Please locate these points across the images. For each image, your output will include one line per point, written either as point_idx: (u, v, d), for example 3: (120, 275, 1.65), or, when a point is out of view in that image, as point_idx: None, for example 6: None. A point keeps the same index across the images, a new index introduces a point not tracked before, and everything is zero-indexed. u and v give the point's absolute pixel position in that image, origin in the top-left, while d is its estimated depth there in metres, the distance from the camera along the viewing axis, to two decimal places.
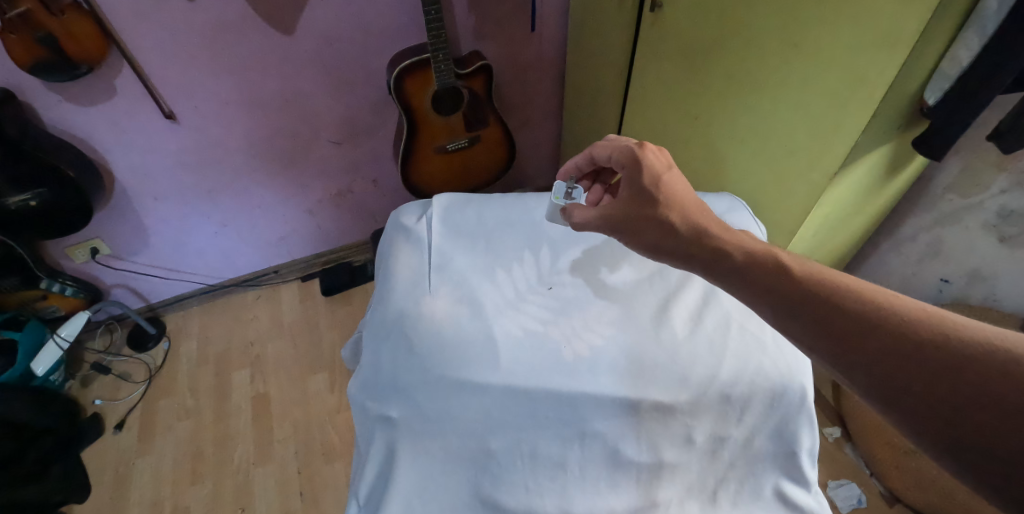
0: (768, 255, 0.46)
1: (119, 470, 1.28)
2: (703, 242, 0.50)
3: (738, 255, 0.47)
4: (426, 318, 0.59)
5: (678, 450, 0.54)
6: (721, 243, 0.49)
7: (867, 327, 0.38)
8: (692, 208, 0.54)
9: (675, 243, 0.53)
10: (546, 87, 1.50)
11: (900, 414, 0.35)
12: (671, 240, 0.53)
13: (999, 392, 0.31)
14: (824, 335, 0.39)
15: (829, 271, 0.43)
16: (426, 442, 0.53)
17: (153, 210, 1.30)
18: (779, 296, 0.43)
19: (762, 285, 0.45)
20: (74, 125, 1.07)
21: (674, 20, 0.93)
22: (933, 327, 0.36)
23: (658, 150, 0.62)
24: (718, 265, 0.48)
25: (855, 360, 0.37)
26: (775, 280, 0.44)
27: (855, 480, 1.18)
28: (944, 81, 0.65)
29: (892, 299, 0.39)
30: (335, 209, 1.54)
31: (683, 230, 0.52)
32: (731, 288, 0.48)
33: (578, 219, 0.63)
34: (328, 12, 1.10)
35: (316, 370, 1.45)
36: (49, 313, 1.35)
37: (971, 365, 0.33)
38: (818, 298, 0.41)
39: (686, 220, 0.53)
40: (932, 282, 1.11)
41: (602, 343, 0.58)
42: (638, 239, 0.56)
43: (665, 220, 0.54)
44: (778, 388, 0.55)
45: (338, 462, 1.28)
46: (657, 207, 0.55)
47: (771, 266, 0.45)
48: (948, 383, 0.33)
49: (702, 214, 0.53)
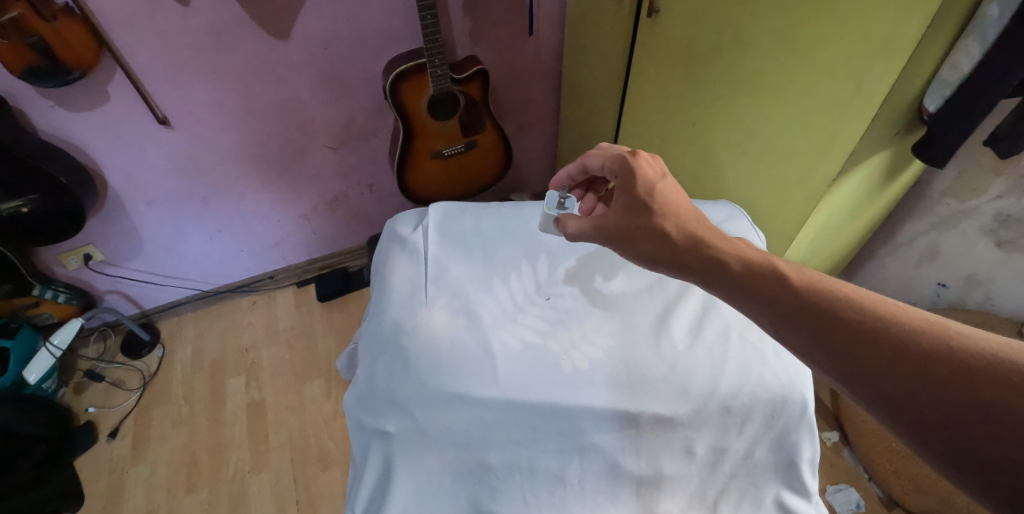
0: (767, 263, 0.45)
1: (112, 479, 1.26)
2: (701, 250, 0.50)
3: (736, 264, 0.47)
4: (422, 330, 0.58)
5: (677, 463, 0.54)
6: (718, 252, 0.49)
7: (870, 337, 0.37)
8: (687, 217, 0.54)
9: (672, 252, 0.52)
10: (543, 91, 1.49)
11: (905, 428, 0.34)
12: (666, 250, 0.52)
13: (1006, 404, 0.30)
14: (825, 347, 0.39)
15: (828, 280, 0.42)
16: (423, 456, 0.52)
17: (147, 216, 1.29)
18: (779, 307, 0.42)
19: (762, 295, 0.44)
20: (66, 131, 1.05)
21: (672, 26, 0.93)
22: (937, 336, 0.35)
23: (652, 157, 0.62)
24: (716, 275, 0.48)
25: (858, 374, 0.37)
26: (775, 290, 0.43)
27: (854, 485, 1.17)
28: (944, 88, 0.64)
29: (895, 309, 0.38)
30: (330, 214, 1.53)
31: (680, 240, 0.51)
32: (729, 298, 0.46)
33: (571, 229, 0.62)
34: (324, 16, 1.09)
35: (312, 376, 1.44)
36: (41, 320, 1.33)
37: (977, 376, 0.32)
38: (819, 307, 0.40)
39: (681, 229, 0.52)
40: (929, 286, 1.11)
41: (600, 355, 0.57)
42: (633, 250, 0.55)
43: (660, 229, 0.53)
44: (779, 399, 0.54)
45: (334, 469, 1.26)
46: (652, 216, 0.55)
47: (770, 274, 0.44)
48: (954, 395, 0.32)
49: (697, 222, 0.53)
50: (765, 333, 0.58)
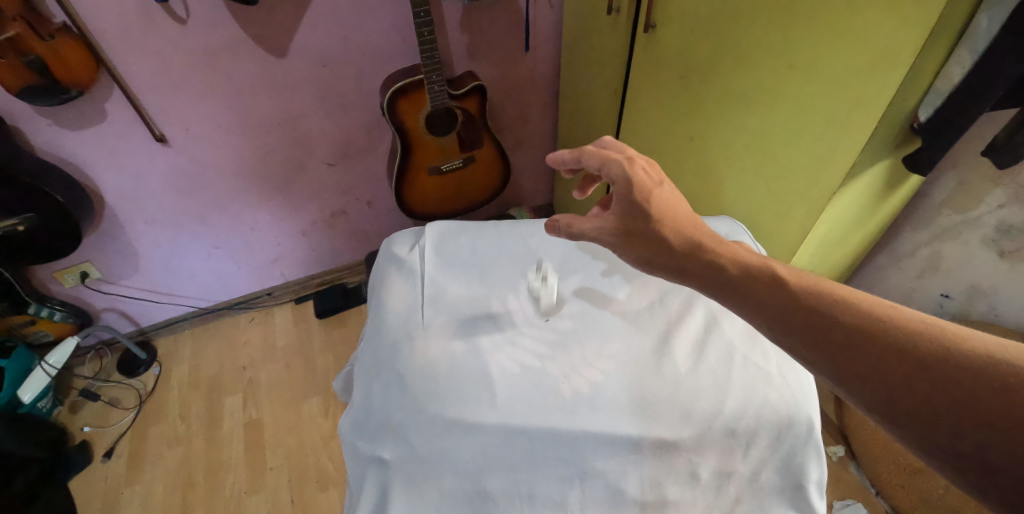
0: (765, 268, 0.44)
1: (106, 500, 1.23)
2: (695, 256, 0.49)
3: (734, 270, 0.46)
4: (417, 354, 0.57)
5: (681, 487, 0.53)
6: (716, 257, 0.48)
7: (869, 344, 0.36)
8: (685, 223, 0.53)
9: (668, 258, 0.51)
10: (541, 106, 1.49)
11: (903, 433, 0.33)
12: (665, 255, 0.51)
13: (1003, 406, 0.29)
14: (822, 353, 0.38)
15: (827, 283, 0.41)
16: (419, 484, 0.51)
17: (144, 233, 1.28)
18: (777, 312, 0.41)
19: (761, 299, 0.43)
20: (63, 149, 1.05)
21: (669, 41, 0.93)
22: (935, 341, 0.34)
23: (649, 163, 0.59)
24: (715, 280, 0.46)
25: (857, 377, 0.36)
26: (775, 295, 0.42)
27: (861, 501, 1.15)
28: (937, 99, 0.63)
29: (890, 311, 0.37)
30: (328, 230, 1.52)
31: (678, 245, 0.51)
32: (729, 303, 0.45)
33: (568, 231, 0.61)
34: (321, 33, 1.10)
35: (310, 394, 1.42)
36: (37, 338, 1.32)
37: (973, 377, 0.31)
38: (816, 312, 0.39)
39: (679, 235, 0.52)
40: (932, 297, 1.10)
41: (602, 379, 0.56)
42: (631, 252, 0.55)
43: (658, 234, 0.53)
44: (784, 420, 0.53)
45: (332, 489, 1.24)
46: (649, 221, 0.53)
47: (768, 279, 0.43)
48: (947, 396, 0.32)
49: (694, 229, 0.52)
50: (769, 352, 0.57)
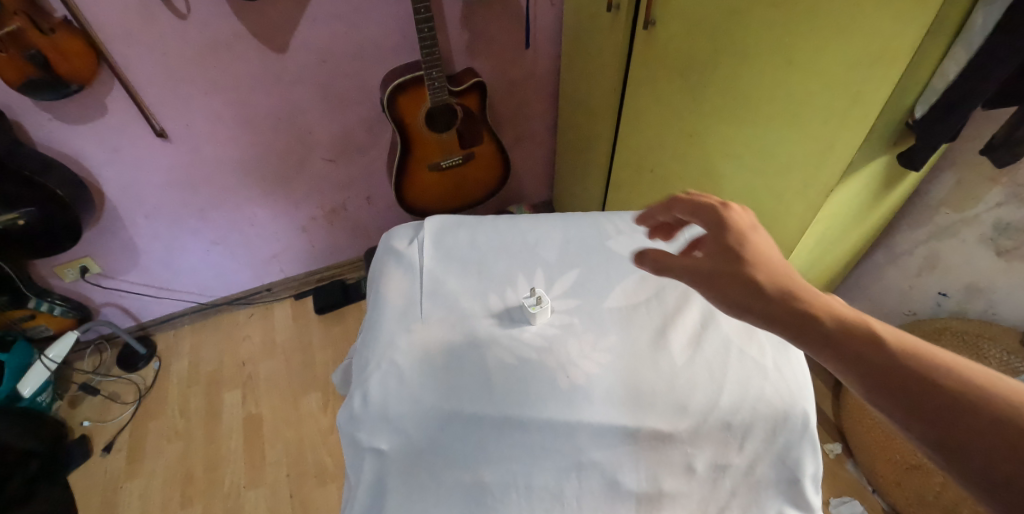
0: (870, 328, 0.37)
1: (106, 494, 1.24)
2: (793, 307, 0.40)
3: (833, 324, 0.38)
4: (416, 346, 0.58)
5: (678, 479, 0.52)
6: (818, 311, 0.39)
7: (1017, 443, 0.29)
8: (787, 272, 0.43)
9: (771, 309, 0.41)
10: (541, 102, 1.49)
11: None
12: (768, 305, 0.41)
13: None
14: (930, 436, 0.32)
15: (949, 356, 0.34)
16: (414, 473, 0.51)
17: (144, 228, 1.28)
18: (887, 381, 0.34)
19: (868, 365, 0.35)
20: (64, 143, 1.06)
21: (668, 37, 0.93)
22: None
23: (743, 209, 0.49)
24: (814, 338, 0.38)
25: (999, 481, 0.29)
26: (885, 361, 0.35)
27: (858, 498, 1.16)
28: (932, 96, 0.64)
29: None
30: (328, 226, 1.52)
31: (777, 294, 0.41)
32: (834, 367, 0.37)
33: (647, 265, 0.48)
34: (321, 28, 1.09)
35: (309, 389, 1.43)
36: (37, 332, 1.32)
37: None
38: (924, 382, 0.33)
39: (778, 283, 0.42)
40: (930, 295, 1.10)
41: (598, 371, 0.56)
42: (725, 296, 0.43)
43: (756, 281, 0.42)
44: (780, 414, 0.53)
45: (331, 484, 1.24)
46: (747, 266, 0.43)
47: (873, 341, 0.36)
48: None
49: (797, 280, 0.42)
50: (765, 346, 0.58)
